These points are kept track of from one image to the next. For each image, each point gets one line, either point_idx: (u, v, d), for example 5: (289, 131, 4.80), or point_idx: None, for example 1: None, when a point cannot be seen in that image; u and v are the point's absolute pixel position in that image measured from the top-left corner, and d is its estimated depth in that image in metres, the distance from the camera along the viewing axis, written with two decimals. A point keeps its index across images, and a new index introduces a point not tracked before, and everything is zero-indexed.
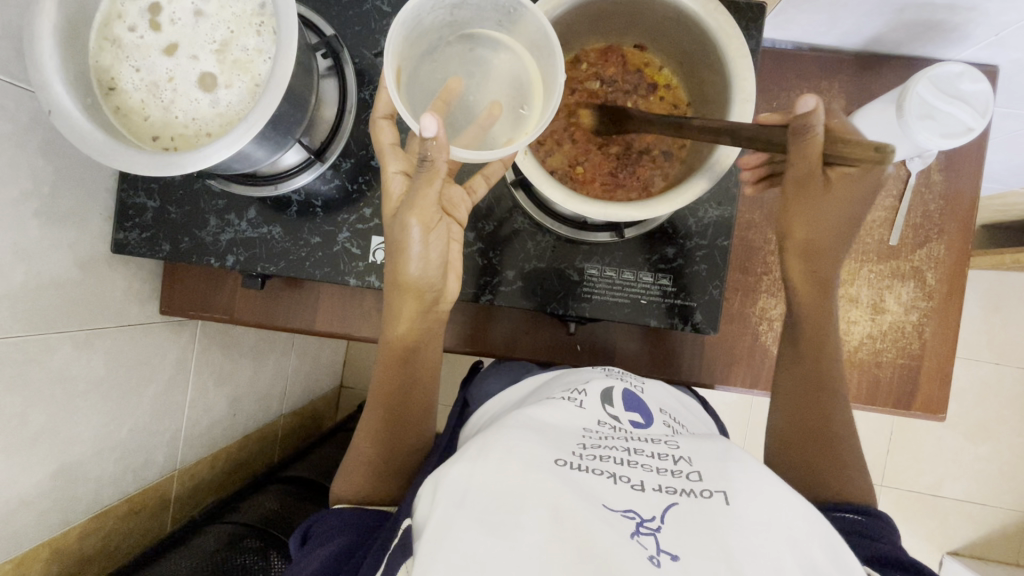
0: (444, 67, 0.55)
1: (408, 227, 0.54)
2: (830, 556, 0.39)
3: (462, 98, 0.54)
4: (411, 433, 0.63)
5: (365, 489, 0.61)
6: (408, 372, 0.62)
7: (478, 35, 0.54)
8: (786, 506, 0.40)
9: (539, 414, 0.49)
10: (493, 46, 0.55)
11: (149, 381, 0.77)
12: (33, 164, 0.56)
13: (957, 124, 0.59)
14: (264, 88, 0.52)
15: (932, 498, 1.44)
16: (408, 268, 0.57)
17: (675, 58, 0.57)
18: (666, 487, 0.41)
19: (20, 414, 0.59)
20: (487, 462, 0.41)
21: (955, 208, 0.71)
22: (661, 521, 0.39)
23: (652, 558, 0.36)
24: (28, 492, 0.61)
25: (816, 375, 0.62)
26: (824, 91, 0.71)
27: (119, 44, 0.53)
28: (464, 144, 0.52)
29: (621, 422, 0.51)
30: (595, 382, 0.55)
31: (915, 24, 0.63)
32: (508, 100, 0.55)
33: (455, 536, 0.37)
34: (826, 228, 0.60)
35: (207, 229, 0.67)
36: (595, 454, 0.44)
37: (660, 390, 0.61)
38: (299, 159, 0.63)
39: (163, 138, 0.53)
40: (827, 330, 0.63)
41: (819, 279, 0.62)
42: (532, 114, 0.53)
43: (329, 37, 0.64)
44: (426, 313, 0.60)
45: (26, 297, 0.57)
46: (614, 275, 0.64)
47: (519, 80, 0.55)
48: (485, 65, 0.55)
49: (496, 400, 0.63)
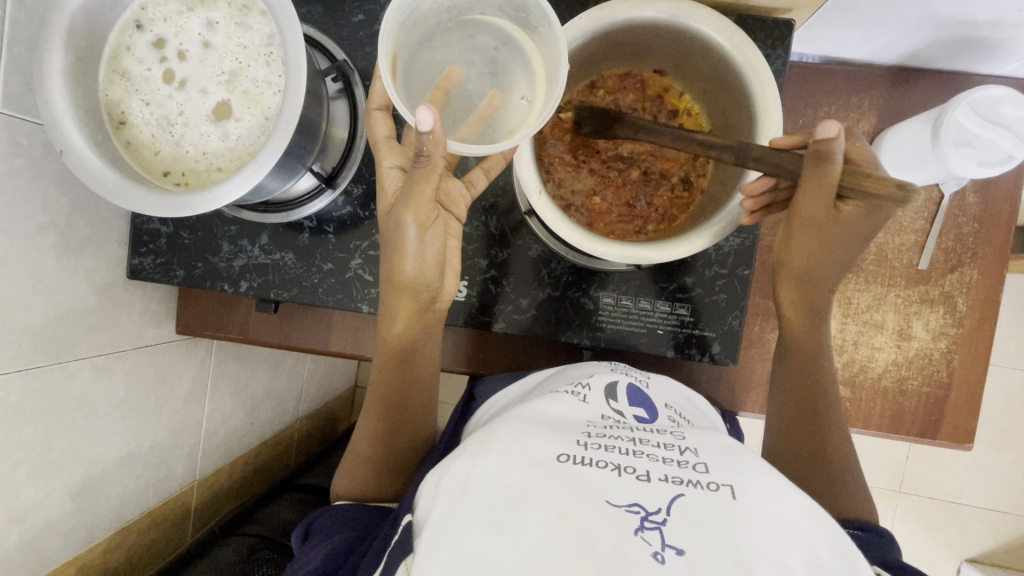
0: (443, 56, 0.51)
1: (405, 225, 0.53)
2: (837, 554, 0.38)
3: (460, 88, 0.51)
4: (411, 435, 0.63)
5: (361, 488, 0.61)
6: (409, 373, 0.61)
7: (478, 20, 0.50)
8: (794, 503, 0.39)
9: (540, 407, 0.48)
10: (494, 33, 0.51)
11: (169, 398, 0.78)
12: (49, 197, 0.56)
13: (997, 152, 0.56)
14: (274, 122, 0.51)
15: (951, 506, 1.42)
16: (416, 284, 0.56)
17: (696, 86, 0.55)
18: (672, 477, 0.40)
19: (44, 441, 0.60)
20: (488, 456, 0.40)
21: (991, 231, 0.67)
22: (667, 513, 0.38)
23: (656, 554, 0.36)
24: (54, 515, 0.63)
25: (804, 388, 0.61)
26: (854, 108, 0.67)
27: (128, 78, 0.52)
28: (463, 137, 0.51)
29: (625, 417, 0.49)
30: (600, 376, 0.54)
31: (955, 40, 0.59)
32: (510, 91, 0.51)
33: (455, 533, 0.37)
34: (830, 258, 0.57)
35: (220, 256, 0.67)
36: (599, 444, 0.43)
37: (667, 385, 0.59)
38: (311, 185, 0.63)
39: (174, 173, 0.52)
40: (821, 346, 0.61)
41: (809, 308, 0.60)
42: (532, 106, 0.50)
43: (340, 61, 0.61)
44: (422, 313, 0.59)
45: (46, 328, 0.58)
46: (630, 305, 0.63)
47: (522, 69, 0.51)
48: (486, 53, 0.51)
49: (500, 396, 0.61)
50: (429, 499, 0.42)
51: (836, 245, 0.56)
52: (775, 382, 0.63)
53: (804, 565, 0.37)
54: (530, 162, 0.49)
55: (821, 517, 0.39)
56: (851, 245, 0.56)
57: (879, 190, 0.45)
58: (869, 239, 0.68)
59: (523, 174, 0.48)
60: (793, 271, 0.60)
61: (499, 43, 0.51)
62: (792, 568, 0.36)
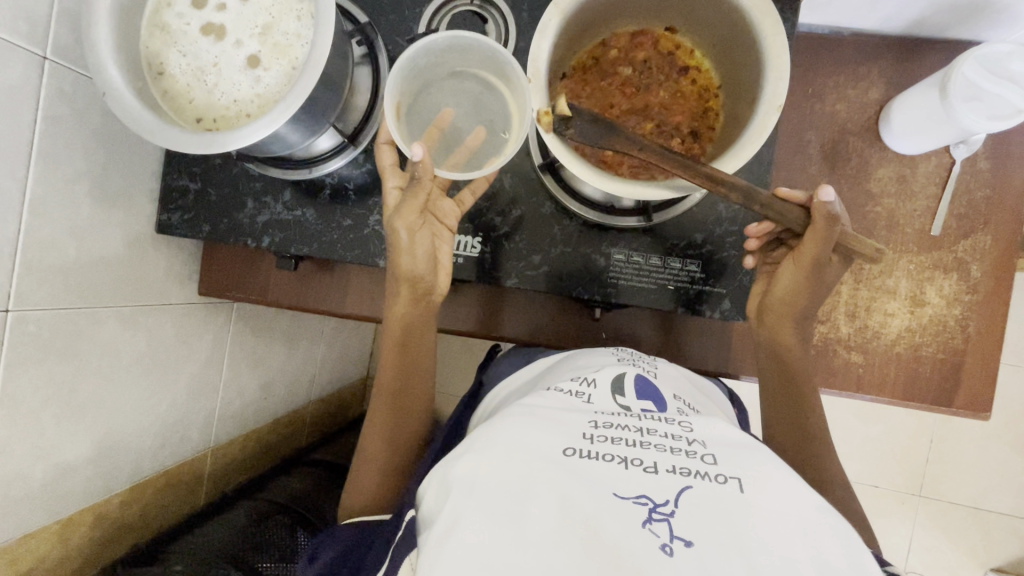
0: (436, 99, 0.60)
1: (398, 230, 0.57)
2: (847, 551, 0.34)
3: (449, 126, 0.60)
4: (416, 421, 0.63)
5: (375, 491, 0.61)
6: (411, 354, 0.62)
7: (466, 71, 0.60)
8: (799, 495, 0.37)
9: (538, 401, 0.45)
10: (479, 80, 0.60)
11: (189, 359, 0.80)
12: (88, 145, 0.59)
13: (1004, 105, 0.57)
14: (301, 69, 0.54)
15: (974, 511, 1.38)
16: (414, 277, 0.59)
17: (708, 40, 0.57)
18: (680, 468, 0.38)
19: (70, 383, 0.62)
20: (495, 451, 0.39)
21: (1003, 199, 0.68)
22: (675, 505, 0.36)
23: (664, 547, 0.34)
24: (76, 459, 0.65)
25: (787, 392, 0.62)
26: (863, 78, 0.69)
27: (168, 30, 0.56)
28: (452, 166, 0.60)
29: (632, 411, 0.46)
30: (605, 372, 0.51)
31: (962, 5, 0.60)
32: (491, 127, 0.60)
33: (459, 525, 0.36)
34: (803, 293, 0.59)
35: (244, 212, 0.69)
36: (606, 436, 0.41)
37: (673, 373, 0.59)
38: (332, 144, 0.66)
39: (206, 120, 0.55)
40: (801, 365, 0.62)
41: (800, 335, 0.61)
42: (511, 137, 0.58)
43: (363, 24, 0.65)
44: (418, 300, 0.61)
45: (77, 272, 0.60)
46: (640, 261, 0.64)
47: (502, 108, 0.60)
48: (473, 96, 0.60)
49: (504, 387, 0.62)
50: (436, 494, 0.39)
51: (815, 287, 0.59)
52: (766, 408, 0.64)
53: (809, 561, 0.33)
54: (541, 95, 0.49)
55: (825, 510, 0.36)
56: (818, 293, 0.60)
57: (861, 247, 0.54)
58: (879, 205, 0.69)
59: (533, 105, 0.48)
60: (782, 304, 0.60)
61: (483, 88, 0.60)
62: (796, 563, 0.33)
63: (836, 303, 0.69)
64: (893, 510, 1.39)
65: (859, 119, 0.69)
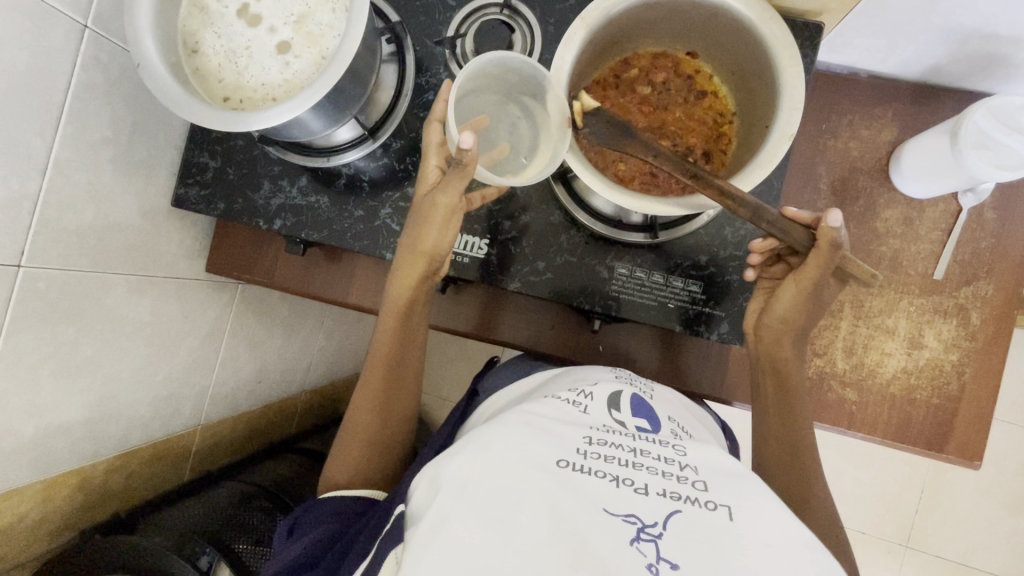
0: (477, 109, 0.63)
1: (437, 205, 0.58)
2: None
3: (483, 133, 0.62)
4: (406, 393, 0.65)
5: (364, 461, 0.61)
6: (409, 336, 0.64)
7: (515, 94, 0.63)
8: (787, 527, 0.37)
9: (532, 409, 0.45)
10: (521, 106, 0.63)
11: (189, 333, 0.80)
12: (116, 114, 0.61)
13: (1012, 156, 0.59)
14: (330, 59, 0.55)
15: (961, 568, 1.35)
16: (434, 254, 0.60)
17: (726, 67, 0.58)
18: (671, 492, 0.38)
19: (71, 343, 0.62)
20: (488, 457, 0.39)
21: (1007, 249, 0.68)
22: (663, 528, 0.36)
23: (650, 567, 0.34)
24: (67, 420, 0.65)
25: (782, 419, 0.61)
26: (877, 119, 0.70)
27: (206, 12, 0.58)
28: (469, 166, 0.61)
29: (626, 428, 0.46)
30: (602, 387, 0.51)
31: (978, 57, 0.62)
32: (515, 149, 0.63)
33: (449, 528, 0.35)
34: (801, 316, 0.59)
35: (260, 193, 0.71)
36: (599, 453, 0.41)
37: (669, 398, 0.58)
38: (351, 136, 0.67)
39: (233, 100, 0.57)
40: (795, 394, 0.61)
41: (798, 362, 0.61)
42: (529, 166, 0.61)
43: (394, 23, 0.68)
44: (428, 278, 0.62)
45: (90, 235, 0.62)
46: (644, 277, 0.65)
47: (530, 137, 0.62)
48: (511, 117, 0.63)
49: (500, 395, 0.62)
50: (426, 491, 0.40)
51: (811, 311, 0.59)
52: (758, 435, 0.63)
53: None
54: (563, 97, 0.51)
55: (814, 547, 0.36)
56: (814, 312, 0.60)
57: (858, 272, 0.56)
58: (884, 244, 0.69)
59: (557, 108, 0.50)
60: (785, 327, 0.60)
61: (522, 115, 0.63)
62: None
63: (834, 337, 0.70)
64: (879, 558, 1.36)
65: (870, 157, 0.70)
